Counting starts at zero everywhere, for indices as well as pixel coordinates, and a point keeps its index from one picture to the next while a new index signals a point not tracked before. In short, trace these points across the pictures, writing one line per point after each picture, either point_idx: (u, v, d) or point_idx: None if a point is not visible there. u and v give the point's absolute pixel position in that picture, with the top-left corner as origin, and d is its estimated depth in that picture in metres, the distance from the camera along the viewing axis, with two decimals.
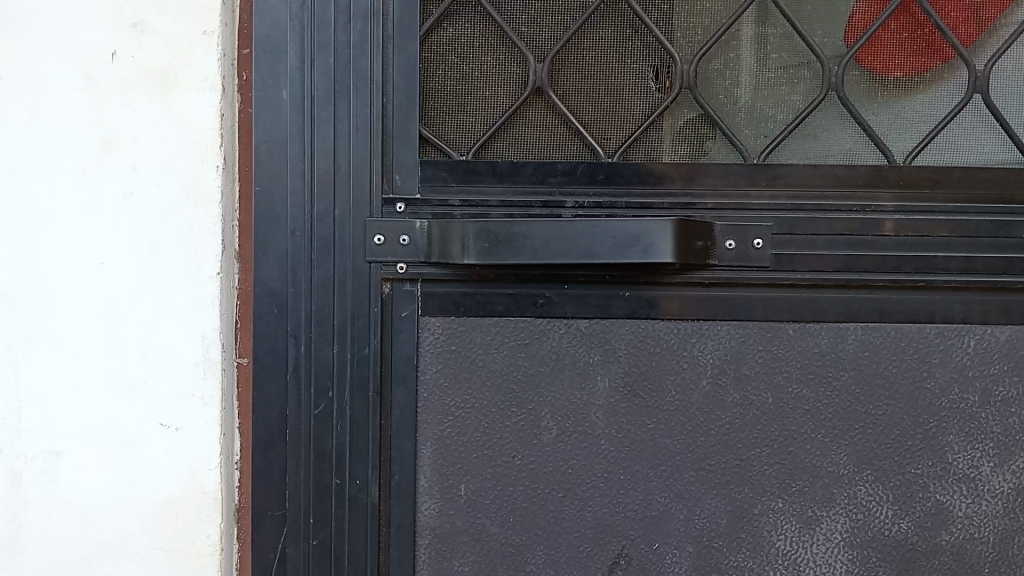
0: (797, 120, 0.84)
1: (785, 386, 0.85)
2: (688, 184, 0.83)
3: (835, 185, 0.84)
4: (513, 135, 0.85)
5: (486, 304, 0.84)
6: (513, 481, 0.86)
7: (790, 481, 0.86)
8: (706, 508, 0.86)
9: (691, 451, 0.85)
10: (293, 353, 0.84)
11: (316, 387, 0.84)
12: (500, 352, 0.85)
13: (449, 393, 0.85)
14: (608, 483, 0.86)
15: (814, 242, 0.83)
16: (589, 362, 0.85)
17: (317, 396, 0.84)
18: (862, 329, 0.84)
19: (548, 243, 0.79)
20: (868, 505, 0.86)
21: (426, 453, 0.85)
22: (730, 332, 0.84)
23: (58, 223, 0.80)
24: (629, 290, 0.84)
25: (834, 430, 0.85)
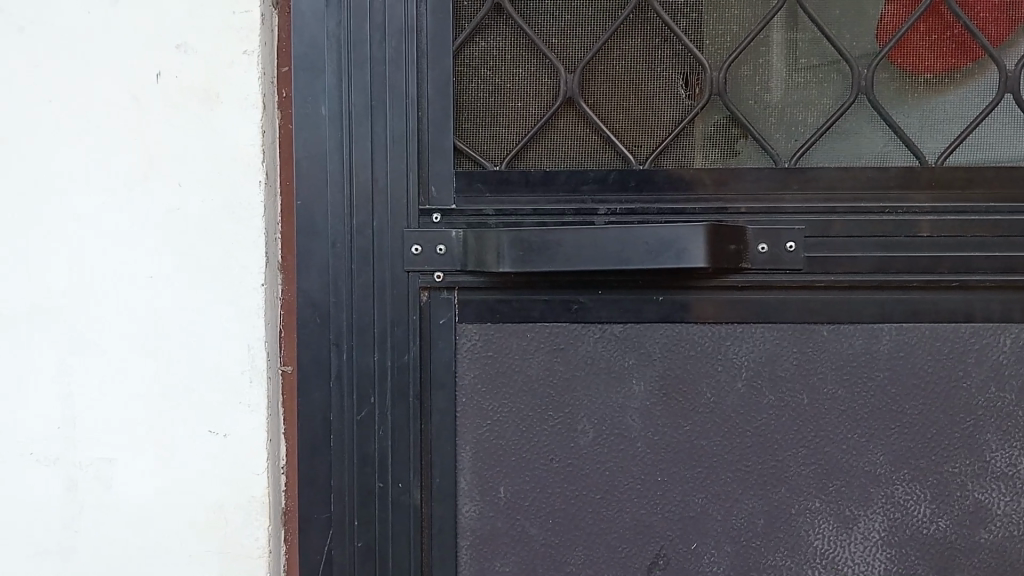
0: (828, 123, 0.85)
1: (820, 387, 0.86)
2: (720, 189, 0.84)
3: (867, 186, 0.84)
4: (546, 145, 0.86)
5: (522, 310, 0.86)
6: (552, 484, 0.87)
7: (827, 480, 0.86)
8: (743, 508, 0.87)
9: (727, 452, 0.87)
10: (336, 361, 0.86)
11: (359, 394, 0.86)
12: (537, 358, 0.86)
13: (488, 398, 0.87)
14: (645, 484, 0.87)
15: (847, 243, 0.84)
16: (624, 366, 0.86)
17: (360, 403, 0.87)
18: (896, 329, 0.85)
19: (582, 251, 0.80)
20: (905, 504, 0.86)
21: (466, 456, 0.87)
22: (764, 334, 0.85)
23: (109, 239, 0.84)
24: (663, 294, 0.85)
25: (870, 430, 0.86)
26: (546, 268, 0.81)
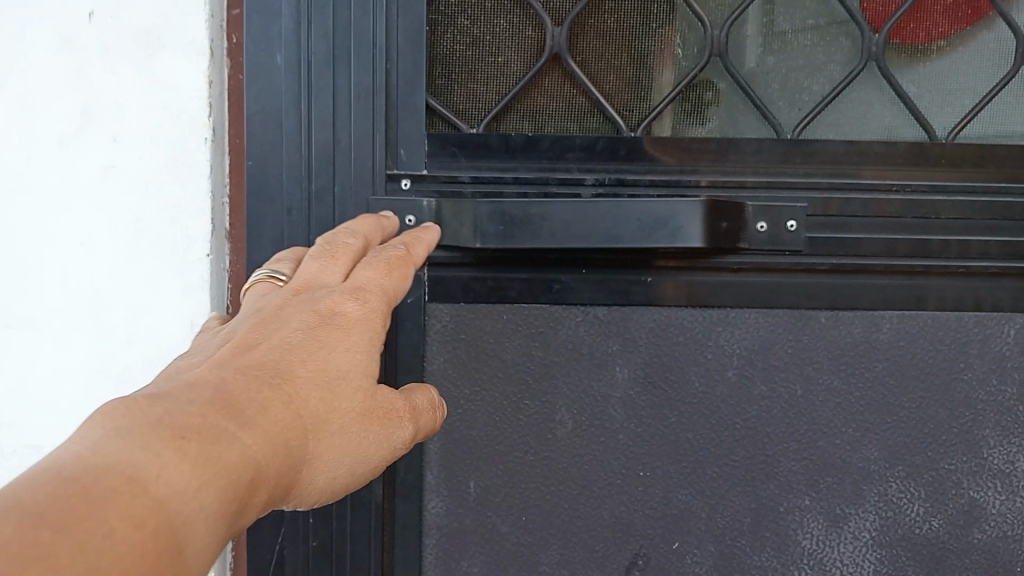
0: (835, 92, 0.78)
1: (815, 378, 0.80)
2: (717, 161, 0.78)
3: (872, 162, 0.78)
4: (527, 107, 0.78)
5: (497, 290, 0.78)
6: (526, 478, 0.81)
7: (818, 477, 0.81)
8: (729, 505, 0.81)
9: (715, 446, 0.80)
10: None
11: None
12: (513, 341, 0.79)
13: (458, 384, 0.79)
14: (626, 479, 0.81)
15: (852, 223, 0.77)
16: (607, 352, 0.79)
17: None
18: (898, 317, 0.79)
19: (568, 225, 0.73)
20: (898, 502, 0.82)
21: (433, 447, 0.80)
22: (758, 320, 0.79)
23: (33, 199, 0.73)
24: (652, 275, 0.78)
25: (866, 424, 0.81)
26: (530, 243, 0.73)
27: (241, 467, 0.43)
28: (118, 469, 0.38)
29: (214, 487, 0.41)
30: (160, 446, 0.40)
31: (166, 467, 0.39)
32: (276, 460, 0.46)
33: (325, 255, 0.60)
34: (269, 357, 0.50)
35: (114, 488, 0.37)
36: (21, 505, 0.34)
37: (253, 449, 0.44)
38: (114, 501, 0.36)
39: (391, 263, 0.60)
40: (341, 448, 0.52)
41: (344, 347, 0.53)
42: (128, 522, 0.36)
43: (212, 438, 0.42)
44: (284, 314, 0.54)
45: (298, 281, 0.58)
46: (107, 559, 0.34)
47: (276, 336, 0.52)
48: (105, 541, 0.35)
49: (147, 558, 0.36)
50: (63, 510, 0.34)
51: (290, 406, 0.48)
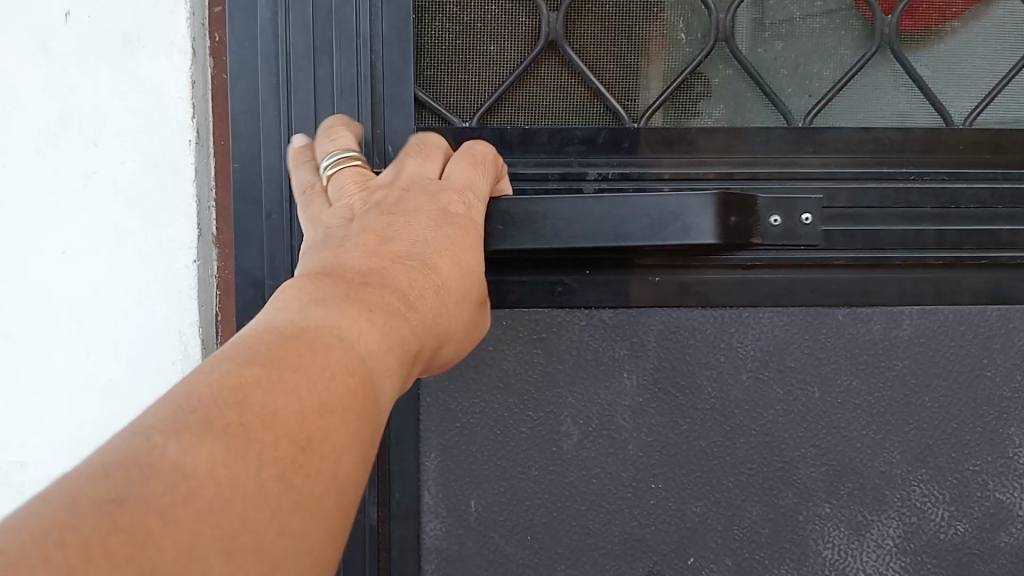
0: (847, 77, 0.74)
1: (833, 379, 0.76)
2: (726, 152, 0.73)
3: (888, 151, 0.74)
4: (524, 99, 0.73)
5: (496, 293, 0.73)
6: (531, 494, 0.75)
7: (839, 483, 0.77)
8: (746, 517, 0.77)
9: (730, 455, 0.76)
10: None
11: None
12: (514, 348, 0.74)
13: (456, 396, 0.74)
14: (636, 492, 0.76)
15: (872, 215, 0.73)
16: (614, 357, 0.75)
17: None
18: (917, 312, 0.75)
19: (572, 224, 0.67)
20: (922, 507, 0.77)
21: (431, 465, 0.74)
22: (773, 319, 0.75)
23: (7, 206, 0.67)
24: (660, 274, 0.74)
25: (887, 425, 0.76)
26: (534, 245, 0.67)
27: (410, 337, 0.46)
28: (324, 329, 0.42)
29: (395, 352, 0.45)
30: (352, 313, 0.44)
31: (361, 330, 0.43)
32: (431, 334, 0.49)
33: (422, 156, 0.58)
34: (406, 247, 0.51)
35: (328, 342, 0.41)
36: (256, 355, 0.39)
37: (415, 325, 0.47)
38: (328, 353, 0.41)
39: (482, 164, 0.59)
40: (462, 334, 0.54)
41: (465, 244, 0.54)
42: (342, 371, 0.41)
43: (384, 309, 0.46)
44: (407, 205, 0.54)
45: (400, 176, 0.57)
46: (329, 400, 0.39)
47: (407, 225, 0.52)
48: (327, 384, 0.39)
49: (358, 408, 0.41)
50: (290, 357, 0.40)
51: (436, 288, 0.50)
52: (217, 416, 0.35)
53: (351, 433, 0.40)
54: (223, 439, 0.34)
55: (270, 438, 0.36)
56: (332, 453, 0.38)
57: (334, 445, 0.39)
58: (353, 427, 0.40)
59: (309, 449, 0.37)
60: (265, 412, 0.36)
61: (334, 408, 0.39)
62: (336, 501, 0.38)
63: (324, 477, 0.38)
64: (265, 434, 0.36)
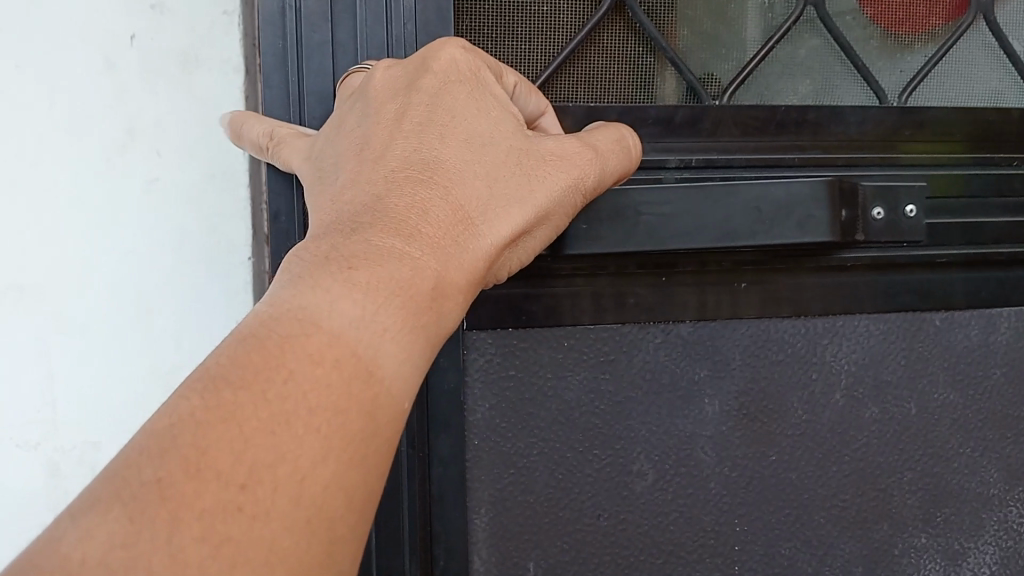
0: (942, 51, 0.65)
1: (930, 392, 0.67)
2: (817, 135, 0.62)
3: (988, 133, 0.65)
4: (584, 71, 0.60)
5: (559, 309, 0.59)
6: (600, 550, 0.62)
7: (936, 509, 0.68)
8: (839, 555, 0.67)
9: (821, 485, 0.66)
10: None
11: None
12: (578, 376, 0.61)
13: (510, 439, 0.60)
14: (719, 537, 0.64)
15: (974, 206, 0.64)
16: (694, 380, 0.63)
17: None
18: (1016, 313, 0.67)
19: (670, 222, 0.55)
20: (1020, 529, 0.70)
21: (481, 525, 0.60)
22: (868, 328, 0.65)
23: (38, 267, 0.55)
24: (747, 280, 0.62)
25: (985, 441, 0.68)
26: (621, 249, 0.55)
27: (416, 280, 0.35)
28: (299, 307, 0.31)
29: (390, 306, 0.33)
30: (330, 278, 0.32)
31: (342, 298, 0.32)
32: (452, 269, 0.37)
33: None
34: (410, 149, 0.39)
35: (299, 328, 0.30)
36: (206, 372, 0.29)
37: (421, 263, 0.35)
38: (293, 343, 0.30)
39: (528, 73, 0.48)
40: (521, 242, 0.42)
41: (479, 120, 0.41)
42: (309, 360, 0.30)
43: (378, 258, 0.34)
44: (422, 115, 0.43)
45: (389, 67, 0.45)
46: (290, 404, 0.28)
47: (400, 128, 0.40)
48: (288, 387, 0.29)
49: (339, 395, 0.30)
50: (247, 363, 0.29)
51: (448, 204, 0.38)
52: (132, 478, 0.26)
53: (325, 440, 0.29)
54: (130, 505, 0.25)
55: (196, 485, 0.26)
56: (294, 472, 0.28)
57: (298, 463, 0.28)
58: (328, 431, 0.29)
59: (256, 481, 0.27)
60: (194, 448, 0.26)
61: (296, 416, 0.28)
62: (305, 533, 0.28)
63: (282, 507, 0.27)
64: (190, 480, 0.26)
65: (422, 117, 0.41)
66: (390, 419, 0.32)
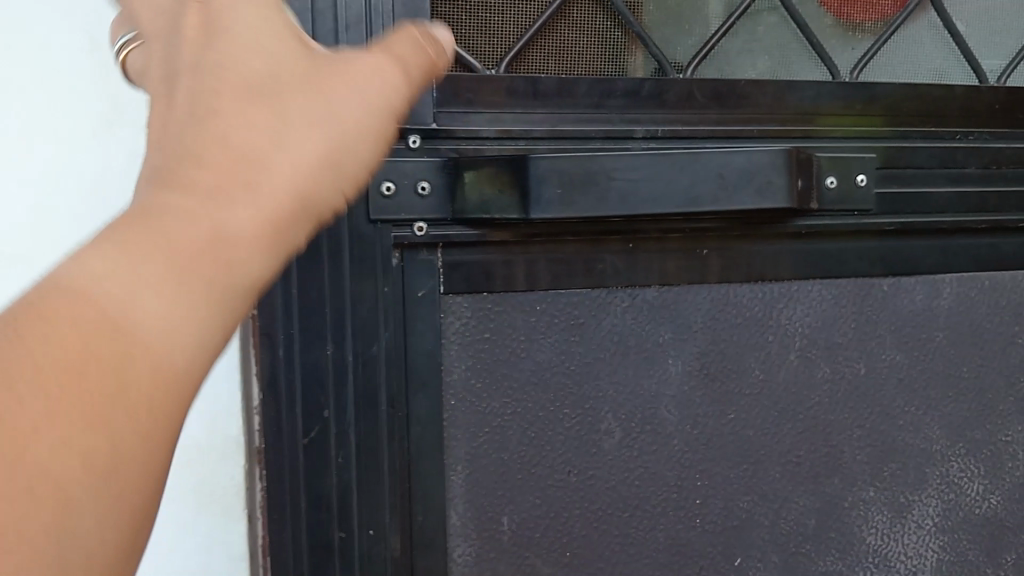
0: (891, 30, 0.69)
1: (878, 354, 0.71)
2: (776, 108, 0.65)
3: (933, 109, 0.69)
4: (554, 44, 0.62)
5: (531, 273, 0.62)
6: (569, 505, 0.65)
7: (883, 464, 0.72)
8: (793, 508, 0.71)
9: (777, 442, 0.69)
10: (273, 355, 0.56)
11: (308, 406, 0.57)
12: (549, 338, 0.63)
13: (485, 398, 0.62)
14: (681, 492, 0.68)
15: (919, 177, 0.68)
16: (659, 342, 0.66)
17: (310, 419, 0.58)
18: (958, 280, 0.71)
19: (639, 188, 0.57)
20: (959, 483, 0.74)
21: (456, 480, 0.62)
22: (821, 293, 0.69)
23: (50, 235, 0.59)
24: (709, 247, 0.65)
25: (928, 400, 0.73)
26: (593, 212, 0.57)
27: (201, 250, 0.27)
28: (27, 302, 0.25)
29: (169, 288, 0.26)
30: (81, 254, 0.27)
31: (98, 269, 0.26)
32: (239, 225, 0.28)
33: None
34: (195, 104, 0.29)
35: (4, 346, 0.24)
36: None
37: (178, 249, 0.27)
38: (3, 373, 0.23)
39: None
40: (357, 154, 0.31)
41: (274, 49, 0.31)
42: (31, 375, 0.24)
43: (143, 221, 0.27)
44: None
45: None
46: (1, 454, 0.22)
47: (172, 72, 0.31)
48: None
49: (77, 414, 0.24)
50: None
51: (230, 156, 0.29)
52: None
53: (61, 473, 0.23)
54: None
55: None
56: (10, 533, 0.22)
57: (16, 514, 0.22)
58: (59, 461, 0.23)
59: None
60: None
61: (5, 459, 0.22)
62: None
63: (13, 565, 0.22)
64: None
65: (168, 70, 0.31)
66: (147, 434, 0.25)
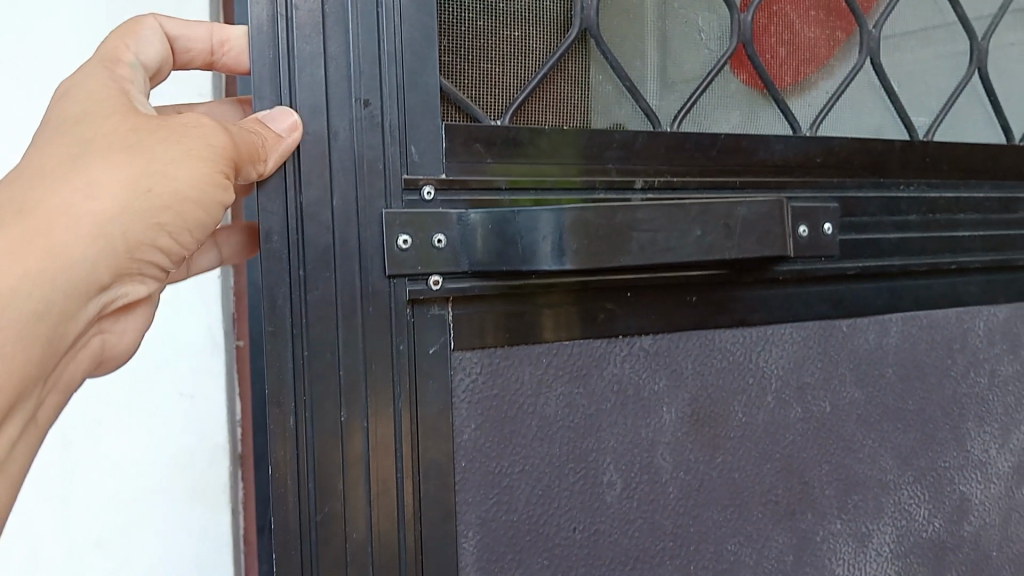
0: (840, 88, 0.74)
1: (840, 391, 0.75)
2: (751, 160, 0.68)
3: (878, 162, 0.75)
4: (553, 97, 0.62)
5: (538, 326, 0.61)
6: (576, 563, 0.63)
7: (847, 496, 0.76)
8: (774, 546, 0.72)
9: (758, 482, 0.71)
10: (286, 426, 0.52)
11: (322, 478, 0.53)
12: (556, 391, 0.62)
13: (496, 458, 0.60)
14: (676, 539, 0.68)
15: (871, 224, 0.73)
16: (654, 390, 0.66)
17: (322, 492, 0.53)
18: (902, 319, 0.77)
19: (657, 238, 0.57)
20: (910, 509, 0.79)
21: (469, 547, 0.58)
22: (792, 335, 0.72)
23: None
24: (697, 295, 0.67)
25: (882, 432, 0.77)
26: (616, 262, 0.56)
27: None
28: None
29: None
30: None
31: None
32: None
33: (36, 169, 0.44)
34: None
35: None
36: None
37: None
38: None
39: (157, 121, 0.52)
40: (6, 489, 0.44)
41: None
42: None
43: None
44: (58, 232, 0.43)
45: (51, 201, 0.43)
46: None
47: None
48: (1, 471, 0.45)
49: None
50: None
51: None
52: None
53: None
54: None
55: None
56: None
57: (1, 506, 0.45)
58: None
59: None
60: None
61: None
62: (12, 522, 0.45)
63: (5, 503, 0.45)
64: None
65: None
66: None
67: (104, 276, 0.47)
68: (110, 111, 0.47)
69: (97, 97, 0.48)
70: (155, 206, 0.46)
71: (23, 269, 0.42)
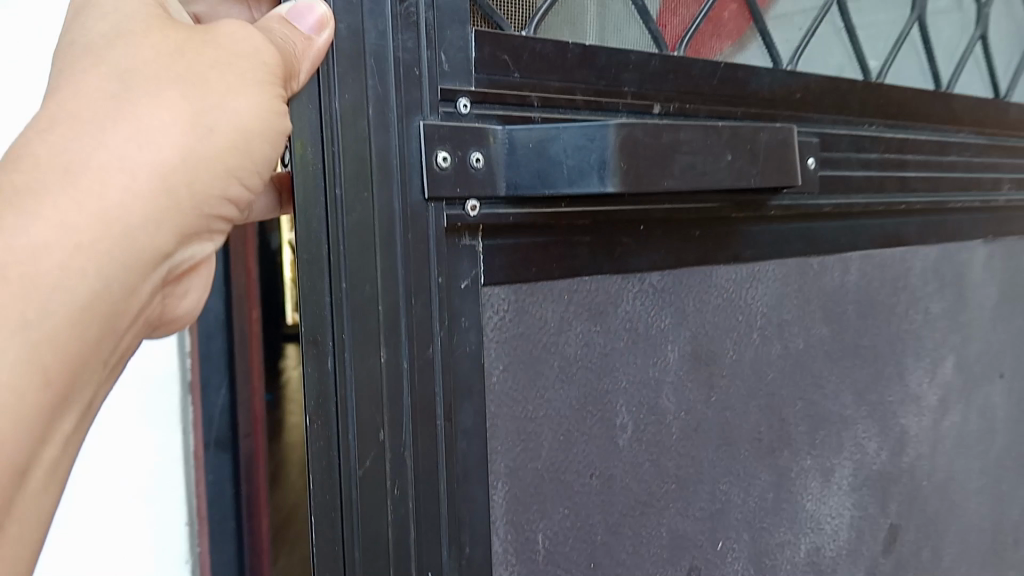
0: (813, 26, 0.75)
1: (812, 329, 0.75)
2: (746, 92, 0.67)
3: (846, 101, 0.76)
4: (569, 13, 0.59)
5: (562, 260, 0.56)
6: (594, 511, 0.60)
7: (816, 432, 0.77)
8: (758, 484, 0.72)
9: (746, 421, 0.71)
10: (323, 368, 0.44)
11: (361, 427, 0.46)
12: (576, 329, 0.57)
13: (521, 402, 0.55)
14: (679, 482, 0.66)
15: (843, 162, 0.74)
16: (661, 328, 0.63)
17: (362, 443, 0.46)
18: (861, 257, 0.79)
19: (696, 161, 0.55)
20: (863, 442, 0.82)
21: (498, 498, 0.54)
22: (775, 273, 0.72)
23: None
24: (700, 230, 0.65)
25: (843, 369, 0.79)
26: (660, 185, 0.52)
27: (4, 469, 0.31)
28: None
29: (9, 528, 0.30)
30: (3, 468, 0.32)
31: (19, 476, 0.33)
32: None
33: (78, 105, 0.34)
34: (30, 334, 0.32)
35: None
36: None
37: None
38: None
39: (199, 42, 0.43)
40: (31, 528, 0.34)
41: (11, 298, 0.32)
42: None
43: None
44: (111, 193, 0.34)
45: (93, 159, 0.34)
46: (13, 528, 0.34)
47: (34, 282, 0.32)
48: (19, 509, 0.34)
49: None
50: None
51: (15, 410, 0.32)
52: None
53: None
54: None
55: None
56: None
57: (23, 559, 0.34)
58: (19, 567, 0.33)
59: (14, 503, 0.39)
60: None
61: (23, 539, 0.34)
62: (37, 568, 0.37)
63: None
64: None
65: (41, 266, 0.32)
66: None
67: (171, 237, 0.37)
68: (147, 30, 0.37)
69: (129, 9, 0.37)
70: (217, 147, 0.38)
71: (73, 243, 0.33)
